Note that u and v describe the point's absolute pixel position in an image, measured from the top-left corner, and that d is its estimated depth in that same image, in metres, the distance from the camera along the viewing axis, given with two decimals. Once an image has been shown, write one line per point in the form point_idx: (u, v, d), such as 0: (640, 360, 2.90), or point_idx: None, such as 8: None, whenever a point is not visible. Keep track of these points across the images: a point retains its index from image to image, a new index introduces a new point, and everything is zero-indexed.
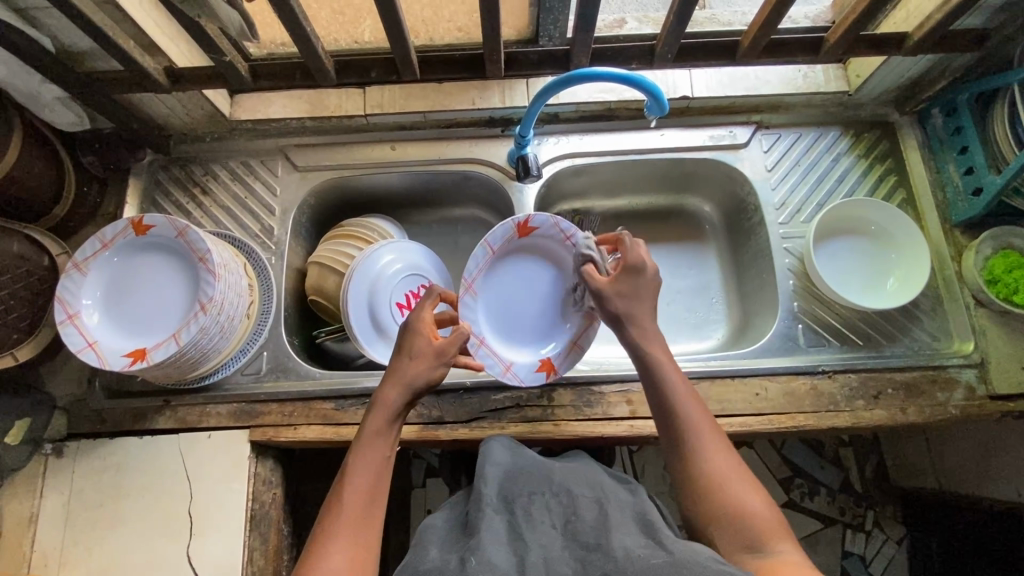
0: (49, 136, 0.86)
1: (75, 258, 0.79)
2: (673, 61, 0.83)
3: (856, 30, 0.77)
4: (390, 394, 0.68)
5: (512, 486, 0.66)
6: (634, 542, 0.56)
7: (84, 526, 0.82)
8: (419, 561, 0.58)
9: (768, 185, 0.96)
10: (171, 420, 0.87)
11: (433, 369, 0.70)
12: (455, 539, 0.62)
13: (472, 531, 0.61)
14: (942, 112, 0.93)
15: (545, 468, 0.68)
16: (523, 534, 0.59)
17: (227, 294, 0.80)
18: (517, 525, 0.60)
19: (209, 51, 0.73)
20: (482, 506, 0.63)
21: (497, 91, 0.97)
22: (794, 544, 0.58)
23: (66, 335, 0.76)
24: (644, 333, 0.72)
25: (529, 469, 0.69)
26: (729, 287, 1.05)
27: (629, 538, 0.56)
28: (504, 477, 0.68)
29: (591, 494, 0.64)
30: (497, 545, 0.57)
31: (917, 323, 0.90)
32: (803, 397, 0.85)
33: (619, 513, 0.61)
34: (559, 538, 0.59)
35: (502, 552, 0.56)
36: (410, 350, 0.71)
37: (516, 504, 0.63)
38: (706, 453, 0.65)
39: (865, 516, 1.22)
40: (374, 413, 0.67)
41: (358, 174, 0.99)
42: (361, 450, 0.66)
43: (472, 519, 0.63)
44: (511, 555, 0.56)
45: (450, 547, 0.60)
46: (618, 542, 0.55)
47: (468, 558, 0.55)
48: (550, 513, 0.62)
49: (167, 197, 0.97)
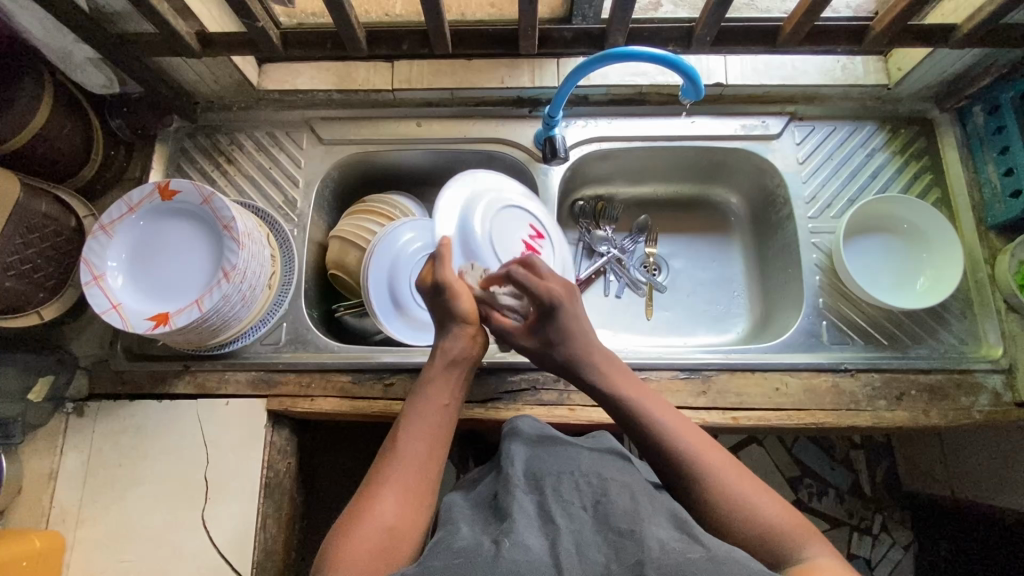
0: (78, 98, 0.86)
1: (101, 221, 0.80)
2: (711, 45, 0.81)
3: (905, 20, 0.74)
4: (450, 345, 0.71)
5: (541, 466, 0.65)
6: (667, 534, 0.54)
7: (102, 485, 0.83)
8: (451, 536, 0.57)
9: (799, 178, 0.94)
10: (190, 385, 0.87)
11: (464, 296, 0.72)
12: (485, 518, 0.61)
13: (501, 513, 0.60)
14: (984, 109, 0.90)
15: (573, 452, 0.68)
16: (555, 516, 0.57)
17: (250, 263, 0.80)
18: (547, 505, 0.59)
19: (243, 16, 0.73)
20: (510, 488, 0.62)
21: (527, 70, 0.95)
22: (823, 547, 0.57)
23: (92, 296, 0.77)
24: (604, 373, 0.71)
25: (555, 451, 0.68)
26: (753, 281, 1.04)
27: (662, 530, 0.55)
28: (529, 460, 0.67)
29: (620, 479, 0.63)
30: (528, 526, 0.56)
31: (944, 325, 0.88)
32: (824, 394, 0.84)
33: (650, 504, 0.59)
34: (589, 521, 0.57)
35: (534, 535, 0.55)
36: (433, 302, 0.72)
37: (547, 485, 0.62)
38: (689, 455, 0.64)
39: (872, 519, 1.21)
40: (436, 366, 0.70)
41: (383, 150, 0.98)
42: (423, 405, 0.67)
43: (502, 501, 0.62)
44: (543, 538, 0.55)
45: (481, 526, 0.59)
46: (651, 531, 0.54)
47: (500, 539, 0.54)
48: (580, 494, 0.61)
49: (191, 164, 0.97)
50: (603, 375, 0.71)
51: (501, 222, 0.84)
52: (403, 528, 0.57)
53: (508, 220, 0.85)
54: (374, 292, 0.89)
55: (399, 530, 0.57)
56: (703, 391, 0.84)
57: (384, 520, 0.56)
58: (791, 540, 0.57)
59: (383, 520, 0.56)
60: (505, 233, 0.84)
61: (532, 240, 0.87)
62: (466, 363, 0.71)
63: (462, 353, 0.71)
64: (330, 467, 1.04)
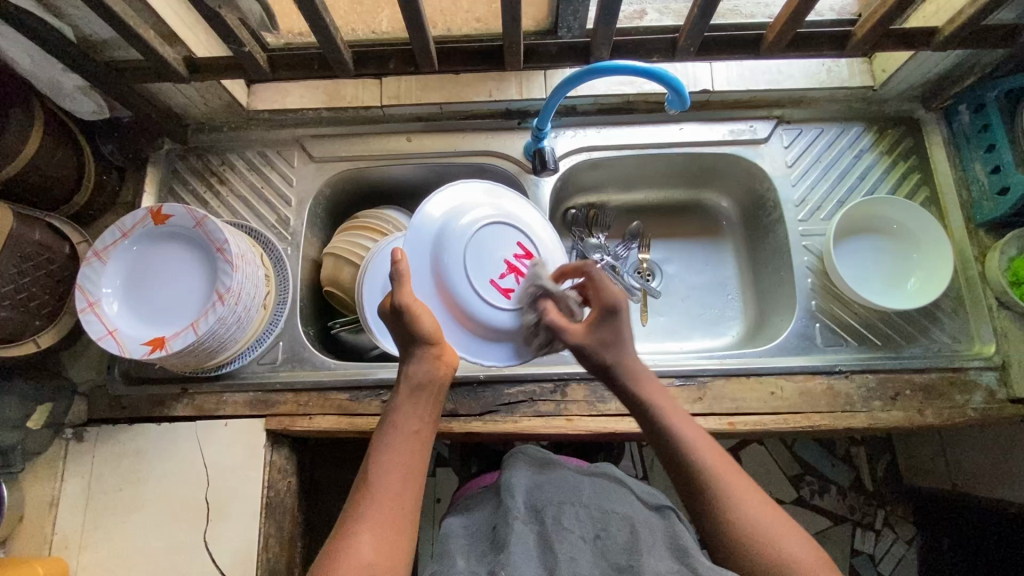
0: (69, 125, 0.86)
1: (95, 247, 0.80)
2: (695, 54, 0.81)
3: (886, 25, 0.75)
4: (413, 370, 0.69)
5: (541, 495, 0.68)
6: (662, 566, 0.58)
7: (104, 510, 0.84)
8: (450, 570, 0.62)
9: (789, 181, 0.95)
10: (188, 408, 0.88)
11: (423, 314, 0.67)
12: (482, 550, 0.65)
13: (500, 544, 0.63)
14: (969, 108, 0.90)
15: (572, 479, 0.70)
16: (554, 547, 0.62)
17: (245, 283, 0.80)
18: (547, 536, 0.63)
19: (229, 42, 0.73)
20: (510, 519, 0.65)
21: (515, 83, 0.96)
22: None
23: (87, 323, 0.77)
24: (633, 372, 0.70)
25: (554, 477, 0.71)
26: (746, 284, 1.04)
27: (658, 561, 0.59)
28: (530, 486, 0.70)
29: (621, 511, 0.67)
30: (527, 559, 0.60)
31: (937, 324, 0.88)
32: (819, 397, 0.84)
33: (649, 534, 0.64)
34: (588, 551, 0.62)
35: (534, 567, 0.59)
36: (394, 326, 0.68)
37: (548, 516, 0.65)
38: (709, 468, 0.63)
39: (875, 515, 1.22)
40: (405, 390, 0.69)
41: (374, 166, 0.99)
42: (393, 438, 0.66)
43: (501, 531, 0.65)
44: (543, 569, 0.59)
45: (478, 559, 0.64)
46: (649, 564, 0.58)
47: (500, 573, 0.58)
48: (581, 525, 0.64)
49: (184, 186, 0.97)
50: (633, 378, 0.69)
51: (479, 238, 0.73)
52: (383, 564, 0.58)
53: (485, 238, 0.73)
54: (368, 312, 0.88)
55: (376, 566, 0.57)
56: (699, 397, 0.84)
57: (361, 556, 0.57)
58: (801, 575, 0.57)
59: (359, 557, 0.57)
60: (484, 253, 0.73)
61: (518, 259, 0.74)
62: (433, 389, 0.69)
63: (428, 377, 0.68)
64: (331, 482, 1.04)
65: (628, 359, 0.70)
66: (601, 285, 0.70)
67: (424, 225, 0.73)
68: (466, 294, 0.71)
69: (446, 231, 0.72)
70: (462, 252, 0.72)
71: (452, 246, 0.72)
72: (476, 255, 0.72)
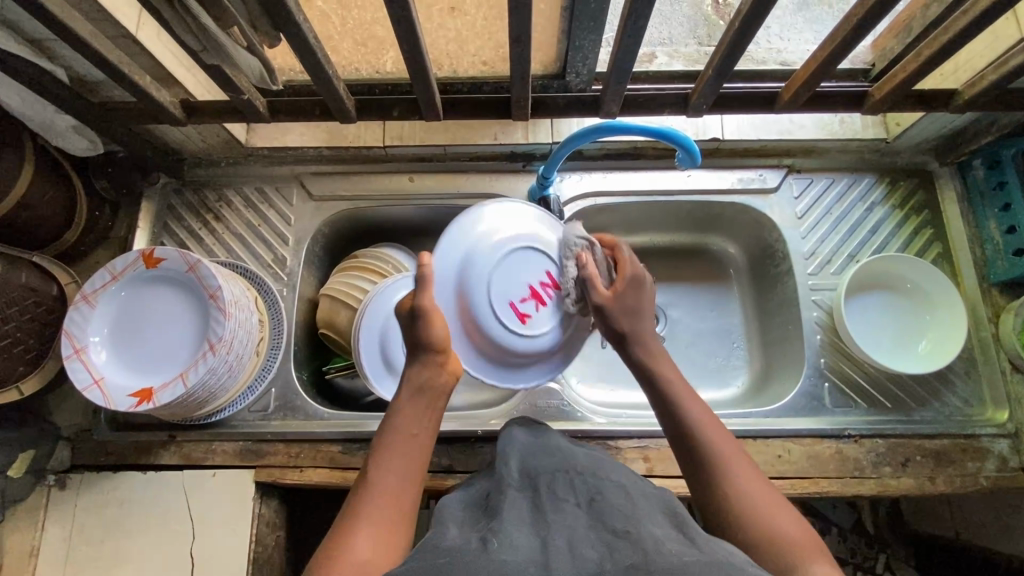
0: (60, 161, 0.84)
1: (83, 290, 0.78)
2: (708, 110, 0.79)
3: (905, 88, 0.73)
4: (418, 371, 0.65)
5: (536, 464, 0.59)
6: (663, 534, 0.47)
7: (84, 562, 0.80)
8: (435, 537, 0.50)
9: (798, 233, 0.93)
10: (175, 456, 0.85)
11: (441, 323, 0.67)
12: (474, 517, 0.54)
13: (492, 512, 0.53)
14: (984, 163, 0.90)
15: (568, 451, 0.61)
16: (547, 513, 0.50)
17: (238, 332, 0.78)
18: (541, 502, 0.52)
19: (228, 91, 0.71)
20: (503, 487, 0.56)
21: (520, 127, 0.94)
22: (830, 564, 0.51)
23: (72, 371, 0.75)
24: (644, 345, 0.70)
25: (549, 450, 0.62)
26: (753, 333, 1.02)
27: (657, 529, 0.48)
28: (524, 457, 0.61)
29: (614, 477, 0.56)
30: (518, 524, 0.49)
31: (949, 386, 0.86)
32: (827, 461, 0.82)
33: (645, 503, 0.52)
34: (583, 518, 0.50)
35: (525, 535, 0.48)
36: (407, 330, 0.67)
37: (541, 482, 0.55)
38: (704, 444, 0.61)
39: (876, 559, 1.18)
40: (405, 389, 0.65)
41: (374, 206, 0.96)
42: (392, 430, 0.62)
43: (493, 500, 0.55)
44: (534, 537, 0.48)
45: (471, 526, 0.52)
46: (647, 531, 0.47)
47: (488, 537, 0.47)
48: (574, 491, 0.54)
49: (178, 222, 0.95)
50: (644, 350, 0.70)
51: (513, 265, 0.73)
52: (380, 559, 0.52)
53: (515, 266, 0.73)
54: (366, 324, 0.87)
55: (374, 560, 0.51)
56: None
57: (357, 552, 0.51)
58: (792, 555, 0.51)
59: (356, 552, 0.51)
60: (511, 282, 0.73)
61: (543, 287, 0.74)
62: (440, 389, 0.66)
63: (435, 381, 0.65)
64: (320, 527, 1.01)
65: (646, 334, 0.71)
66: (627, 259, 0.74)
67: (456, 239, 0.72)
68: (483, 309, 0.71)
69: (476, 253, 0.72)
70: (489, 275, 0.72)
71: (479, 267, 0.72)
72: (500, 278, 0.72)
